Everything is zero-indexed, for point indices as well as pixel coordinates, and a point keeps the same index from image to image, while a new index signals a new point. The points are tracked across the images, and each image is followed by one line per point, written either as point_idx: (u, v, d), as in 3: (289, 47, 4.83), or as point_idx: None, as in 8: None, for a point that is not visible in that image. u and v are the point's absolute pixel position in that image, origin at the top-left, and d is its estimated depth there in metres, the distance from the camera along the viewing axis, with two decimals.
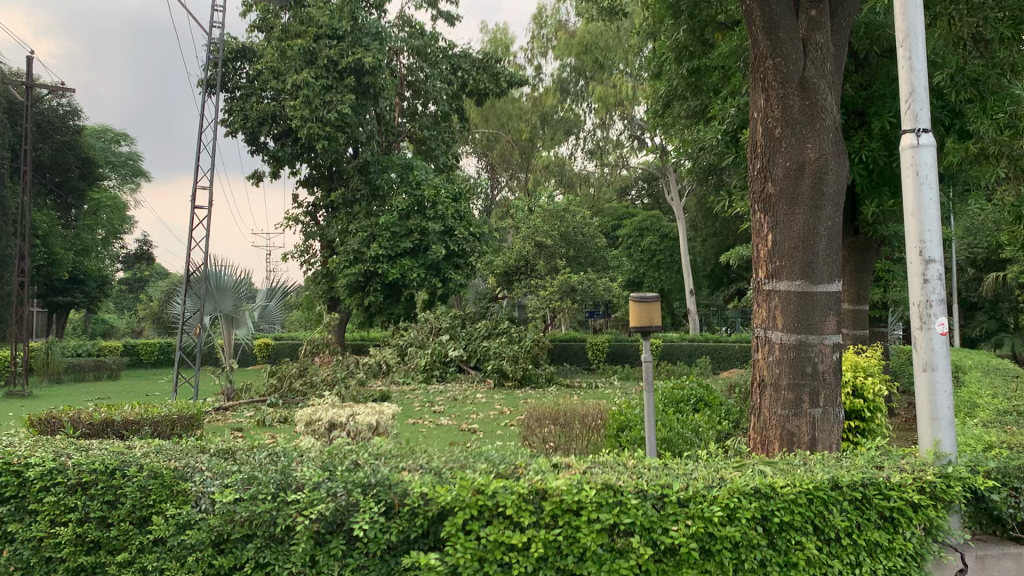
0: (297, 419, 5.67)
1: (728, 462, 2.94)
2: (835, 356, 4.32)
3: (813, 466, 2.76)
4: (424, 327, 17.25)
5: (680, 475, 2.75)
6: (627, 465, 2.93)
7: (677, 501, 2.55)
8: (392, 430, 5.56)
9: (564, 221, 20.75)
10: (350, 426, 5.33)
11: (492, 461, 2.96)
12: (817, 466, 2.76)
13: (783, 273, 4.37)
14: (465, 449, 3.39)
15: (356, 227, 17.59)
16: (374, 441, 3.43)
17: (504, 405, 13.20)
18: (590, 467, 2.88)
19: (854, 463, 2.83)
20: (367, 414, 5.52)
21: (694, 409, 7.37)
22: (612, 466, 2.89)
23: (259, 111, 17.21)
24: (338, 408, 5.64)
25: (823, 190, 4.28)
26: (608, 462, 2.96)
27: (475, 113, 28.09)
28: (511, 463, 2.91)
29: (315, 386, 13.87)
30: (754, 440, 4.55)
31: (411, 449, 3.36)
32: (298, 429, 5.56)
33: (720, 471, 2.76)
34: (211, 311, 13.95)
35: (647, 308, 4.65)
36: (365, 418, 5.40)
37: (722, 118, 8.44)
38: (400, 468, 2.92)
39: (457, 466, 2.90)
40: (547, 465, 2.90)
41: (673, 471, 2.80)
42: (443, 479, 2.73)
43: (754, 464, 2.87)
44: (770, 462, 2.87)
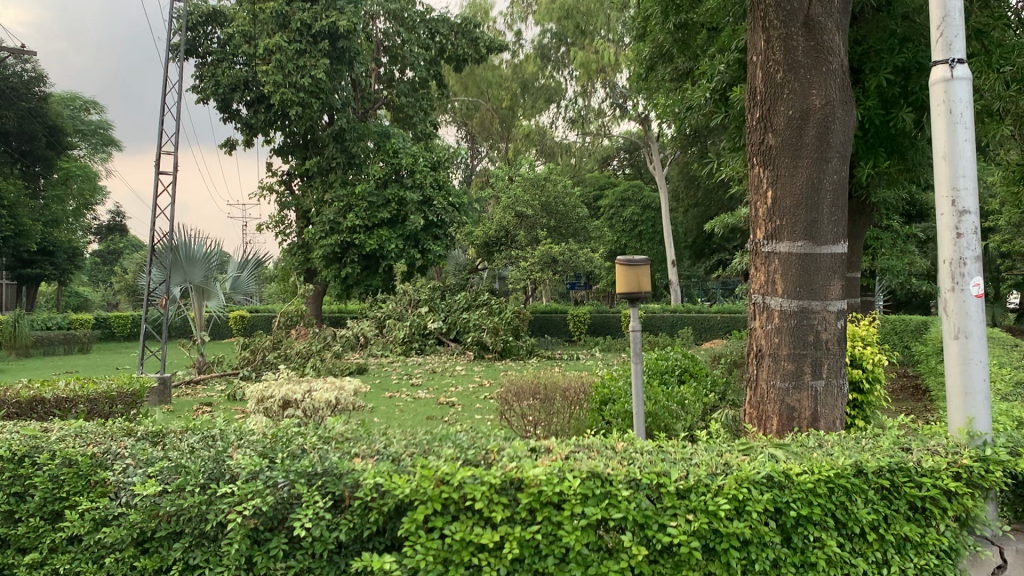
0: (246, 396, 5.19)
1: (733, 444, 2.56)
2: (839, 324, 3.95)
3: (833, 450, 2.39)
4: (404, 298, 16.85)
5: (679, 460, 2.36)
6: (617, 449, 2.53)
7: (679, 490, 2.17)
8: (351, 407, 5.07)
9: (545, 189, 20.12)
10: (306, 404, 4.88)
11: (465, 443, 2.56)
12: (837, 450, 2.39)
13: (783, 233, 3.98)
14: (436, 429, 2.97)
15: (332, 197, 17.08)
16: (327, 423, 3.03)
17: (483, 377, 12.88)
18: (579, 452, 2.49)
19: (878, 444, 2.46)
20: (325, 390, 5.02)
21: (679, 380, 7.04)
22: (600, 452, 2.49)
23: (231, 76, 16.47)
24: (294, 384, 5.17)
25: (829, 141, 3.87)
26: (595, 446, 2.57)
27: (455, 81, 27.40)
28: (482, 448, 2.49)
29: (289, 359, 13.47)
30: (752, 415, 4.19)
31: (368, 430, 2.95)
32: (249, 407, 5.10)
33: (726, 455, 2.39)
34: (178, 282, 13.47)
35: (636, 272, 4.26)
36: (323, 395, 4.90)
37: (710, 76, 8.00)
38: (356, 455, 2.50)
39: (420, 451, 2.48)
40: (529, 450, 2.50)
41: (673, 454, 2.43)
42: (412, 465, 2.34)
43: (764, 447, 2.49)
44: (781, 445, 2.48)
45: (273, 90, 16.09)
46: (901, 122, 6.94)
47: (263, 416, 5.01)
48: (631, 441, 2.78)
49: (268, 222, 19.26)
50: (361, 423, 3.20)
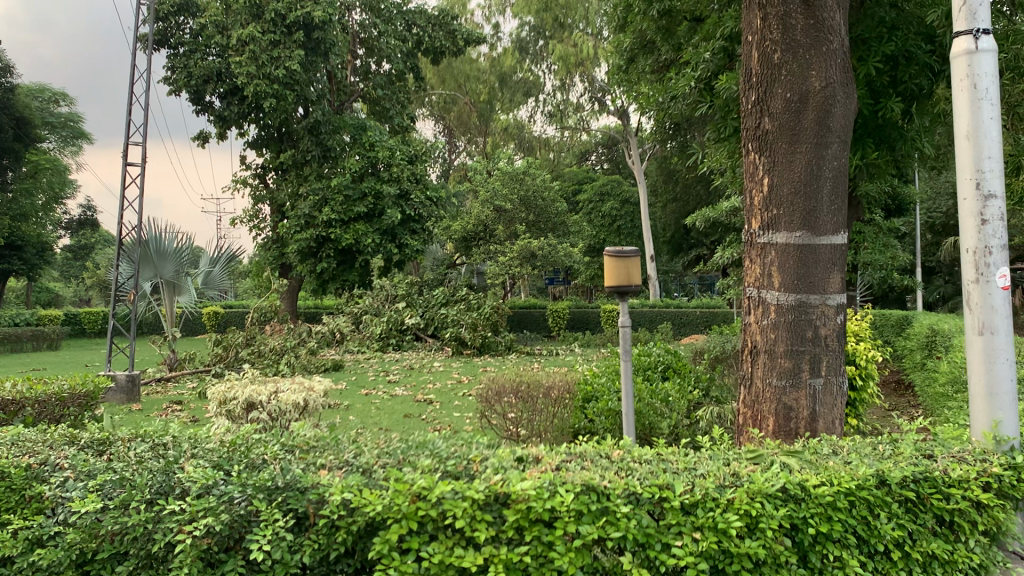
0: (208, 398, 4.89)
1: (743, 452, 2.33)
2: (838, 319, 3.75)
3: (850, 458, 2.17)
4: (380, 294, 16.54)
5: (682, 471, 2.13)
6: (612, 459, 2.31)
7: (685, 500, 1.95)
8: (320, 408, 4.83)
9: (524, 183, 19.87)
10: (272, 406, 4.61)
11: (448, 450, 2.31)
12: (855, 459, 2.17)
13: (780, 223, 3.76)
14: (413, 433, 2.72)
15: (307, 191, 16.74)
16: (292, 429, 2.77)
17: (461, 373, 12.63)
18: (573, 460, 2.25)
19: (897, 451, 2.25)
20: (293, 391, 4.77)
21: (662, 377, 6.83)
22: (593, 462, 2.25)
23: (203, 68, 16.07)
24: (258, 384, 4.88)
25: (829, 125, 3.66)
26: (589, 455, 2.34)
27: (432, 74, 27.01)
28: (464, 458, 2.23)
29: (263, 356, 13.15)
30: (746, 416, 3.97)
31: (336, 437, 2.69)
32: (211, 410, 4.80)
33: (735, 466, 2.16)
34: (148, 277, 13.10)
35: (625, 264, 4.04)
36: (290, 397, 4.63)
37: (693, 65, 7.70)
38: (321, 466, 2.24)
39: (395, 462, 2.23)
40: (518, 460, 2.26)
41: (677, 464, 2.20)
42: (388, 476, 2.10)
43: (774, 456, 2.26)
44: (795, 453, 2.25)
45: (246, 82, 15.76)
46: (890, 111, 6.72)
47: (227, 419, 4.71)
48: (628, 448, 2.54)
49: (242, 216, 18.85)
50: (328, 428, 2.95)
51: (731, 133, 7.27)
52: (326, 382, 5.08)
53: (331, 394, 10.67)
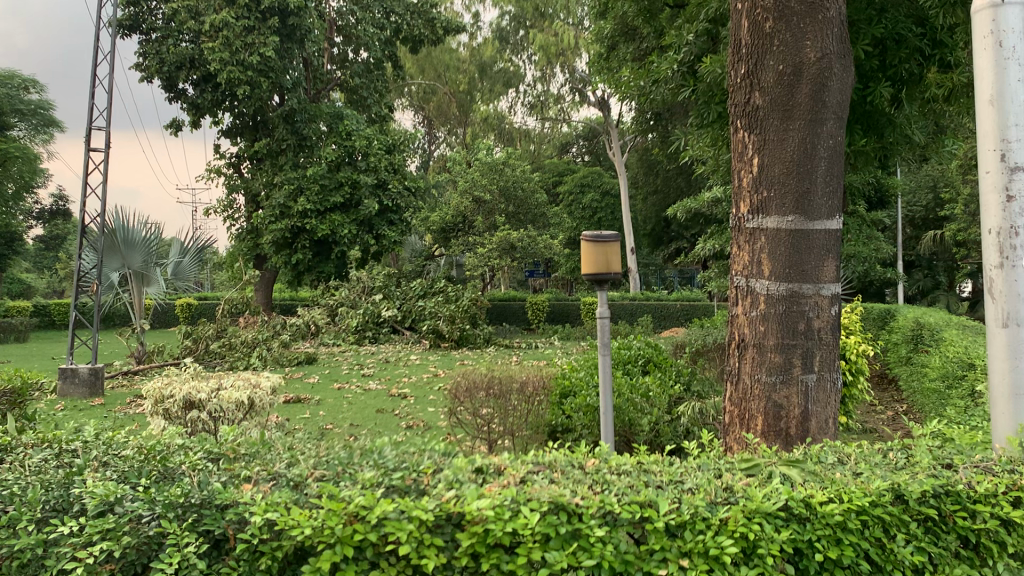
0: (144, 395, 4.51)
1: (735, 463, 2.04)
2: (832, 310, 3.48)
3: (862, 471, 1.91)
4: (357, 285, 16.16)
5: (667, 485, 1.85)
6: (587, 469, 2.01)
7: (674, 517, 1.67)
8: (268, 407, 4.50)
9: (504, 174, 19.48)
10: (213, 404, 4.29)
11: (401, 457, 2.02)
12: (867, 472, 1.91)
13: (770, 206, 3.47)
14: (360, 440, 2.40)
15: (282, 179, 16.27)
16: (223, 433, 2.45)
17: (439, 367, 12.30)
18: (550, 470, 1.97)
19: (913, 461, 2.00)
20: (239, 388, 4.43)
21: (642, 372, 6.55)
22: (564, 473, 1.96)
23: (176, 54, 15.52)
24: (199, 381, 4.52)
25: (825, 100, 3.37)
26: (559, 465, 2.05)
27: (412, 63, 26.56)
28: (416, 468, 1.93)
29: (234, 348, 12.78)
30: (732, 416, 3.69)
31: (275, 445, 2.36)
32: (146, 408, 4.43)
33: (727, 481, 1.89)
34: (115, 267, 12.66)
35: (604, 250, 3.76)
36: (233, 395, 4.30)
37: (677, 47, 7.35)
38: (246, 479, 1.92)
39: (336, 472, 1.93)
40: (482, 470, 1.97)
41: (659, 478, 1.92)
42: (329, 486, 1.80)
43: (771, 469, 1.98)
44: (793, 466, 1.97)
45: (219, 68, 15.27)
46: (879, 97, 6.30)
47: (164, 418, 4.37)
48: (603, 458, 2.23)
49: (216, 206, 18.35)
50: (268, 433, 2.64)
51: (714, 119, 6.93)
52: (275, 377, 4.78)
53: (302, 389, 10.31)
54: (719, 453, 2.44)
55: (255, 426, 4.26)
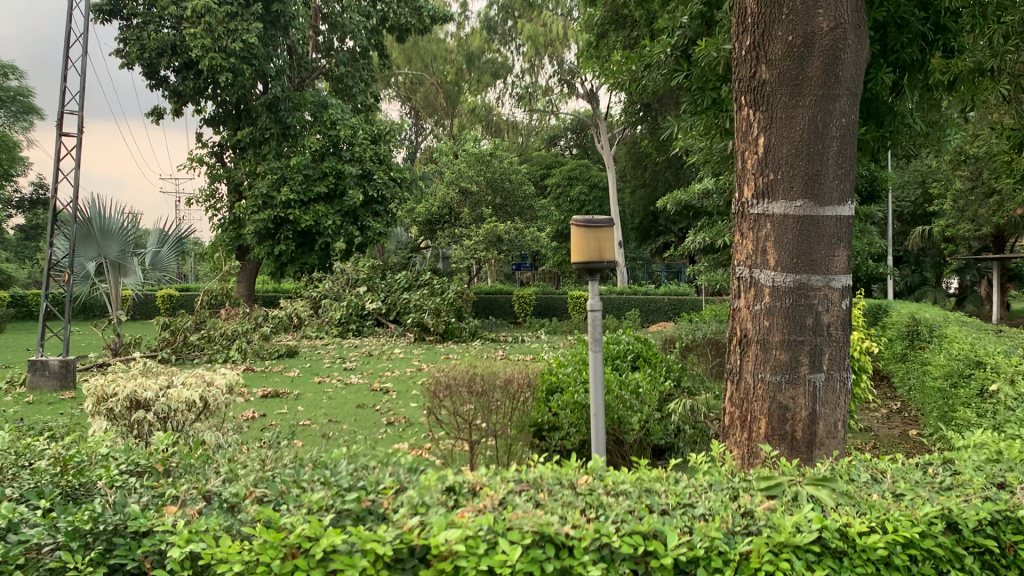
0: (85, 394, 4.14)
1: (755, 483, 1.87)
2: (843, 305, 3.20)
3: (907, 497, 1.77)
4: (341, 278, 15.83)
5: (680, 512, 1.66)
6: (578, 488, 1.78)
7: (687, 550, 1.49)
8: (224, 406, 4.16)
9: (491, 166, 19.18)
10: (159, 405, 3.95)
11: (364, 472, 1.77)
12: (916, 499, 1.76)
13: (777, 189, 3.18)
14: (316, 453, 2.13)
15: (265, 168, 15.91)
16: (158, 441, 2.20)
17: (424, 361, 12.00)
18: (541, 486, 1.76)
19: (967, 484, 1.87)
20: (192, 386, 4.09)
21: (632, 368, 6.27)
22: (552, 491, 1.74)
23: (157, 40, 15.03)
24: (147, 377, 4.18)
25: (837, 75, 3.10)
26: (545, 482, 1.82)
27: (398, 53, 26.72)
28: (377, 482, 1.70)
29: (214, 341, 12.43)
30: (732, 419, 3.41)
31: (217, 458, 2.09)
32: (87, 408, 4.07)
33: (747, 506, 1.73)
34: (90, 257, 12.25)
35: (596, 236, 3.48)
36: (183, 394, 3.97)
37: (670, 31, 6.96)
38: (170, 501, 1.71)
39: (287, 484, 1.70)
40: (471, 478, 1.75)
41: (668, 502, 1.73)
42: (279, 503, 1.59)
43: (797, 489, 1.82)
44: (821, 488, 1.81)
45: (201, 55, 14.78)
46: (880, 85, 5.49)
47: (106, 420, 4.02)
48: (597, 475, 1.99)
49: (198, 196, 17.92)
50: (209, 442, 2.37)
51: (709, 105, 6.55)
52: (232, 374, 4.45)
53: (280, 384, 9.98)
54: (732, 469, 2.20)
55: (207, 428, 3.92)
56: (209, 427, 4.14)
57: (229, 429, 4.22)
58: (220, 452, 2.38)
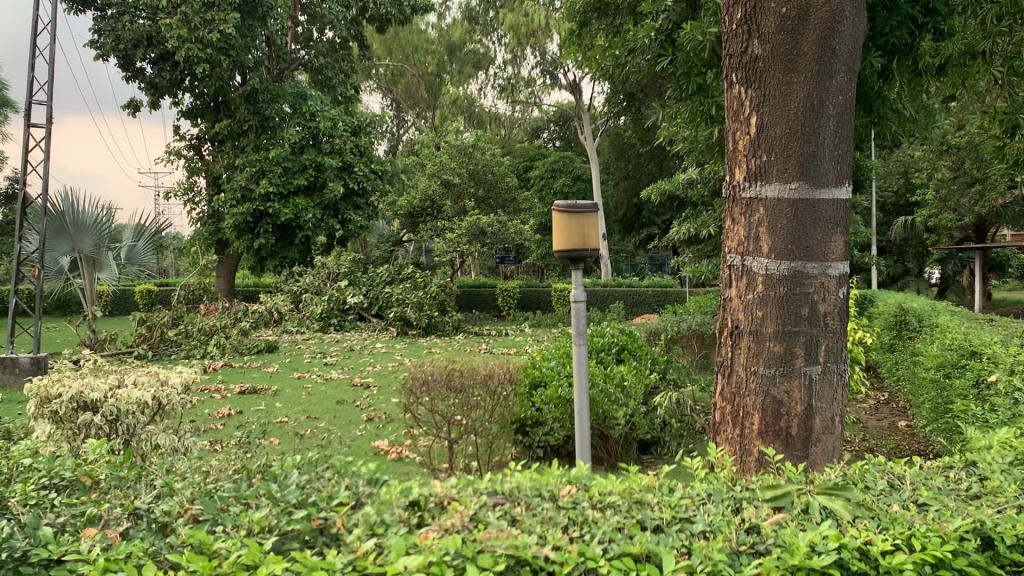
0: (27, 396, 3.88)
1: (760, 494, 1.77)
2: (839, 293, 3.02)
3: (933, 509, 1.69)
4: (321, 272, 15.58)
5: (682, 531, 1.55)
6: (560, 502, 1.65)
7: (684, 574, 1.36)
8: (177, 407, 3.95)
9: (473, 158, 18.97)
10: (107, 407, 3.72)
11: (319, 487, 1.63)
12: (943, 511, 1.68)
13: (770, 171, 3.00)
14: (267, 463, 1.97)
15: (243, 161, 15.55)
16: (94, 454, 2.04)
17: (406, 355, 11.79)
18: (519, 500, 1.63)
19: (1002, 494, 1.78)
20: (145, 385, 3.88)
21: (617, 361, 6.10)
22: (531, 506, 1.60)
23: (132, 31, 14.64)
24: (95, 377, 3.95)
25: (834, 48, 2.92)
26: (522, 495, 1.68)
27: (379, 44, 26.48)
28: (331, 497, 1.54)
29: (191, 337, 12.16)
30: (723, 415, 3.23)
31: (156, 473, 1.93)
32: (30, 411, 3.83)
33: (752, 523, 1.62)
34: (64, 252, 11.93)
35: (578, 222, 3.29)
36: (134, 394, 3.76)
37: (656, 15, 6.70)
38: (89, 522, 1.59)
39: (232, 499, 1.56)
40: (447, 489, 1.63)
41: (663, 518, 1.61)
42: (217, 523, 1.47)
43: (809, 501, 1.72)
44: (836, 499, 1.72)
45: (177, 46, 14.53)
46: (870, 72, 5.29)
47: (51, 423, 3.79)
48: (581, 486, 1.85)
49: (175, 189, 17.57)
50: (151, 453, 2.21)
51: (694, 92, 6.33)
52: (190, 374, 4.25)
53: (258, 380, 9.75)
54: (730, 477, 2.08)
55: (162, 431, 3.71)
56: (164, 430, 3.92)
57: (186, 432, 4.00)
58: (169, 464, 2.20)
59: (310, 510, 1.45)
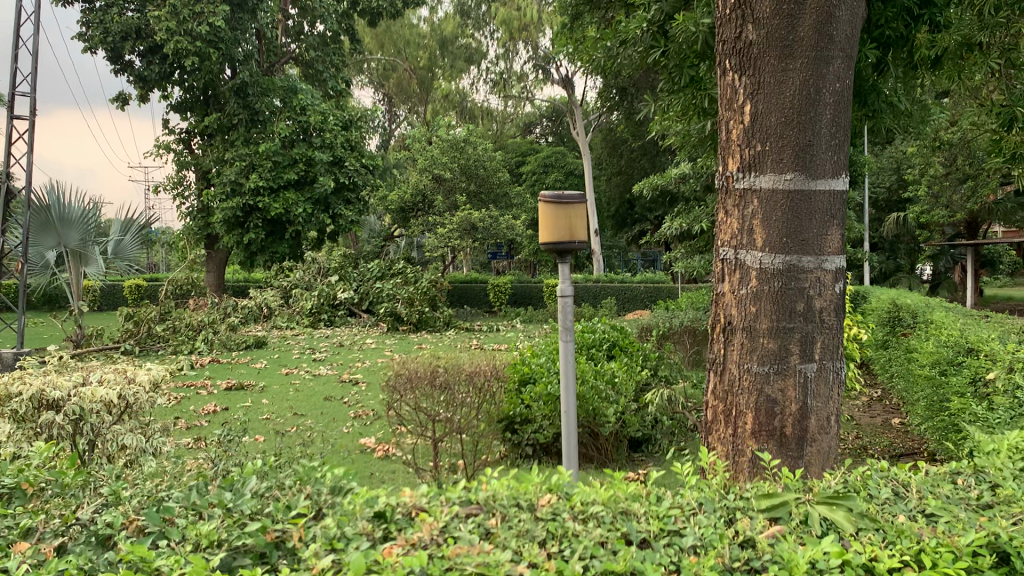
0: None
1: (754, 503, 1.70)
2: (836, 288, 2.91)
3: (943, 521, 1.62)
4: (311, 267, 15.42)
5: (671, 547, 1.48)
6: (540, 516, 1.60)
7: None
8: (145, 406, 3.81)
9: (465, 152, 18.83)
10: (70, 406, 3.54)
11: (274, 495, 1.64)
12: (955, 523, 1.61)
13: (765, 161, 2.90)
14: (222, 473, 1.93)
15: (232, 155, 15.39)
16: (39, 476, 1.97)
17: (396, 351, 11.67)
18: (493, 511, 1.60)
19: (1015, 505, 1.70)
20: (114, 383, 3.74)
21: (607, 357, 6.00)
22: (503, 521, 1.55)
23: (121, 24, 14.46)
24: (58, 375, 3.78)
25: (832, 33, 2.81)
26: (497, 509, 1.62)
27: (371, 38, 26.34)
28: (290, 514, 1.52)
29: (179, 332, 12.01)
30: (715, 415, 3.12)
31: (105, 488, 1.87)
32: None
33: (748, 535, 1.55)
34: (50, 246, 11.75)
35: (565, 215, 3.19)
36: (100, 393, 3.59)
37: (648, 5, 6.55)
38: (24, 535, 1.61)
39: (177, 509, 1.59)
40: (415, 498, 1.62)
41: (651, 533, 1.55)
42: (162, 539, 1.45)
43: (808, 511, 1.65)
44: (836, 509, 1.64)
45: (166, 39, 14.35)
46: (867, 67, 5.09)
47: (10, 423, 3.59)
48: (562, 494, 1.79)
49: (164, 183, 17.38)
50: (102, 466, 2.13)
51: (686, 84, 6.21)
52: (160, 373, 4.07)
53: (246, 376, 9.62)
54: (720, 483, 2.00)
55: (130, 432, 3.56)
56: (131, 431, 3.75)
57: (154, 433, 3.82)
58: (130, 475, 2.11)
59: (266, 522, 1.45)
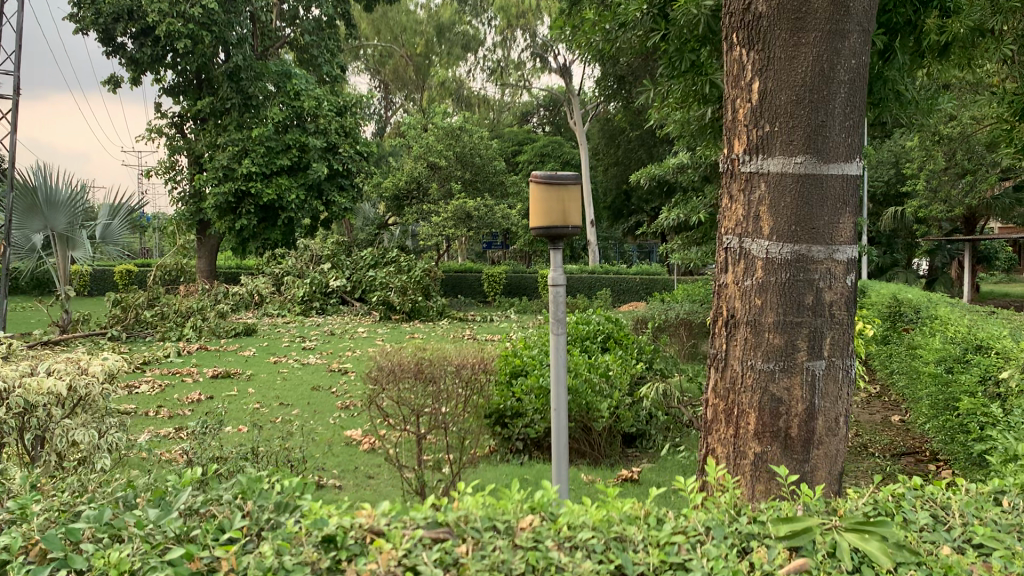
0: None
1: (772, 530, 1.57)
2: (848, 281, 2.72)
3: (998, 556, 1.51)
4: (304, 255, 15.19)
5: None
6: (523, 544, 1.47)
7: None
8: (95, 397, 3.59)
9: (460, 140, 18.56)
10: (14, 399, 3.24)
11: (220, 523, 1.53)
12: (1012, 558, 1.51)
13: (774, 143, 2.69)
14: (171, 484, 1.78)
15: (224, 140, 15.09)
16: None
17: (387, 340, 11.46)
18: (464, 535, 1.50)
19: None
20: (67, 373, 3.52)
21: (602, 349, 5.80)
22: (487, 550, 1.43)
23: (113, 4, 14.15)
24: (9, 365, 3.56)
25: (848, 5, 2.62)
26: (484, 536, 1.49)
27: (367, 24, 26.01)
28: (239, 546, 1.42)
29: (167, 318, 11.76)
30: (716, 414, 2.92)
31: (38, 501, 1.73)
32: None
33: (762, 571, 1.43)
34: (37, 229, 11.48)
35: (556, 197, 3.00)
36: (46, 384, 3.30)
37: None
38: None
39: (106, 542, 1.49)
40: (373, 518, 1.54)
41: (650, 564, 1.42)
42: (64, 569, 1.41)
43: (834, 541, 1.52)
44: (868, 538, 1.53)
45: (158, 20, 14.15)
46: (872, 55, 4.76)
47: None
48: (547, 515, 1.64)
49: (156, 168, 17.10)
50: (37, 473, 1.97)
51: (686, 69, 5.94)
52: (116, 363, 3.84)
53: (233, 364, 9.39)
54: (725, 497, 1.86)
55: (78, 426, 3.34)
56: (83, 425, 3.51)
57: (109, 429, 3.57)
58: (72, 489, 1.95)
59: (194, 549, 1.44)
